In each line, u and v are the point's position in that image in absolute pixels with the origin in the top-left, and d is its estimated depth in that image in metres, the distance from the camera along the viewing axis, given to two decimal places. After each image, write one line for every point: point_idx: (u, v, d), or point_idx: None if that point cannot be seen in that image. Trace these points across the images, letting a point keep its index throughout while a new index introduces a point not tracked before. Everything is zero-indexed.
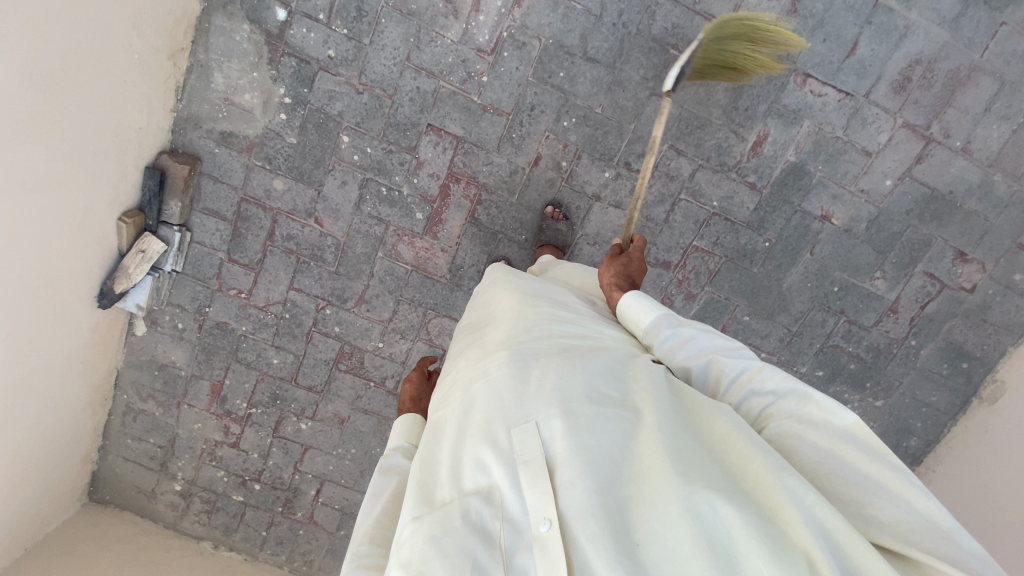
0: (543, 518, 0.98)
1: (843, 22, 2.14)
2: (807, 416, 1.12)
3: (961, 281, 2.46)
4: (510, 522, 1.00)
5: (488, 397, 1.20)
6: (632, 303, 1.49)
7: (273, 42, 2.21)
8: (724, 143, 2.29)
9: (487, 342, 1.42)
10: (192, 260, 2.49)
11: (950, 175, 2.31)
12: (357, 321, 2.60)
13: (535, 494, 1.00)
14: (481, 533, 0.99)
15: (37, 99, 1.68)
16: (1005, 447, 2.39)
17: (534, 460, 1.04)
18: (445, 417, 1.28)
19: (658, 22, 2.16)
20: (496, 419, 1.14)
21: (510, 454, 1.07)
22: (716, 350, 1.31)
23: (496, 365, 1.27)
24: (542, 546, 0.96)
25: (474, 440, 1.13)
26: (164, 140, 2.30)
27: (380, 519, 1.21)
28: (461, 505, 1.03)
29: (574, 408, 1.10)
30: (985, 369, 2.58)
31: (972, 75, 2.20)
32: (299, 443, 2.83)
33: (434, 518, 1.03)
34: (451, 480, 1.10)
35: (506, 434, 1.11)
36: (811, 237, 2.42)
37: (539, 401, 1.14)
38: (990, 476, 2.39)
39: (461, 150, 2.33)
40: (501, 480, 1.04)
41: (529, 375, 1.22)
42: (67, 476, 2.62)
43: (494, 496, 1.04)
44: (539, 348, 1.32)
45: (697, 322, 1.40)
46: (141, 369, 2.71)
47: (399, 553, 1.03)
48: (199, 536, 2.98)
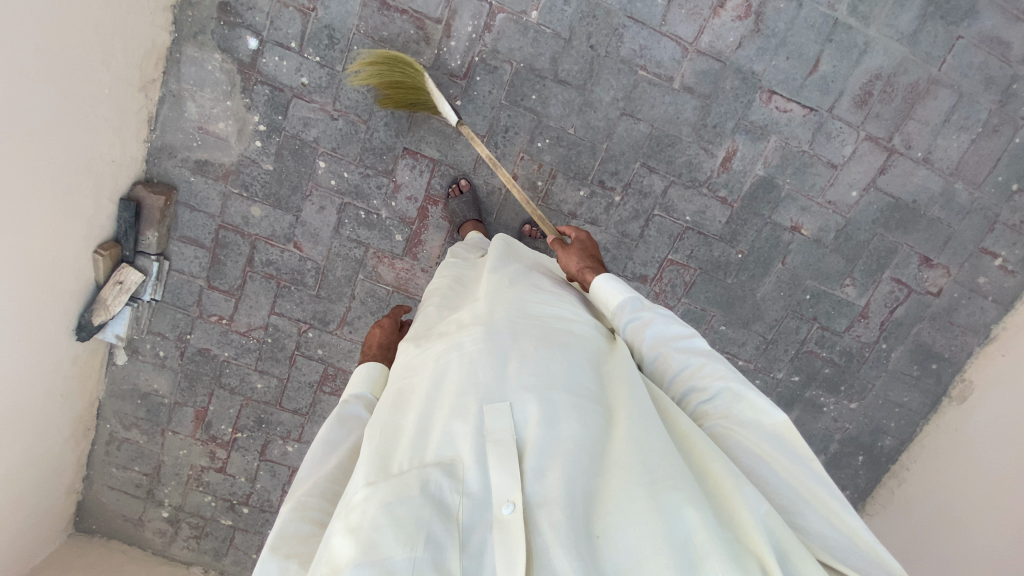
0: (506, 501, 1.01)
1: (805, 40, 2.19)
2: (739, 416, 1.16)
3: (927, 285, 2.53)
4: (470, 498, 1.02)
5: (460, 372, 1.22)
6: (603, 285, 1.51)
7: (245, 71, 2.21)
8: (694, 160, 2.35)
9: (461, 316, 1.45)
10: (171, 288, 2.49)
11: (913, 184, 2.38)
12: (340, 343, 2.62)
13: (501, 475, 1.03)
14: (441, 506, 0.99)
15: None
16: (984, 445, 2.44)
17: (504, 440, 1.07)
18: (410, 388, 1.27)
19: (626, 44, 2.20)
20: (467, 395, 1.15)
21: (480, 431, 1.08)
22: (668, 340, 1.34)
23: (470, 339, 1.29)
24: (503, 527, 0.98)
25: (443, 412, 1.14)
26: (139, 171, 2.30)
27: (331, 476, 1.20)
28: (422, 475, 1.03)
29: (548, 396, 1.14)
30: (954, 369, 2.65)
31: (931, 88, 2.25)
32: (286, 466, 2.84)
33: (391, 485, 1.01)
34: (410, 449, 1.10)
35: (477, 410, 1.12)
36: (782, 248, 2.48)
37: (513, 384, 1.17)
38: (961, 472, 2.49)
39: (438, 172, 2.36)
40: (468, 456, 1.06)
41: (503, 355, 1.24)
42: (52, 507, 2.61)
43: (456, 470, 1.05)
44: (516, 328, 1.33)
45: (660, 308, 1.44)
46: (124, 398, 2.69)
47: (348, 515, 0.99)
48: (188, 561, 2.98)
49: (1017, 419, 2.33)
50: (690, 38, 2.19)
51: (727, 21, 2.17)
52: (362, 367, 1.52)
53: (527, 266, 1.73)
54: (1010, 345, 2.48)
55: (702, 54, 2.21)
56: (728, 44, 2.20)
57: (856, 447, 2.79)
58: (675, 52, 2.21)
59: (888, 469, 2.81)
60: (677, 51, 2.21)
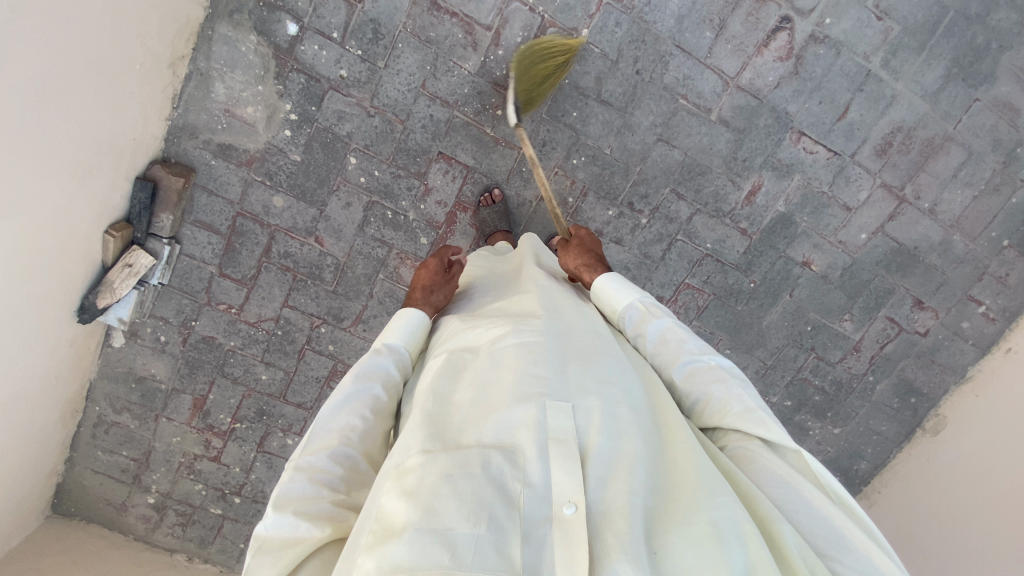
0: (568, 501, 0.92)
1: (838, 87, 2.28)
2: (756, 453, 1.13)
3: (916, 325, 2.70)
4: (531, 491, 0.93)
5: (519, 358, 1.14)
6: (608, 291, 1.53)
7: (281, 56, 2.12)
8: (721, 191, 2.42)
9: (511, 310, 1.38)
10: (179, 272, 2.39)
11: (917, 232, 2.53)
12: (353, 340, 2.58)
13: (563, 474, 0.94)
14: (501, 490, 0.91)
15: (17, 112, 1.53)
16: (959, 479, 2.60)
17: (567, 440, 0.98)
18: (466, 368, 1.20)
19: (670, 72, 2.23)
20: (529, 384, 1.07)
21: (541, 424, 1.00)
22: (668, 361, 1.35)
23: (529, 333, 1.21)
24: (564, 527, 0.89)
25: (501, 398, 1.06)
26: (156, 150, 2.18)
27: (347, 436, 1.17)
28: (482, 455, 0.96)
29: (612, 404, 1.07)
30: (930, 404, 2.85)
31: (945, 144, 2.39)
32: (284, 458, 2.79)
33: (450, 456, 0.96)
34: (471, 427, 1.03)
35: (540, 402, 1.03)
36: (792, 281, 2.60)
37: (577, 382, 1.10)
38: (928, 494, 2.71)
39: (471, 179, 2.34)
40: (529, 446, 0.97)
41: (563, 355, 1.17)
42: (35, 489, 2.49)
43: (516, 457, 0.97)
44: (571, 333, 1.27)
45: (661, 320, 1.42)
46: (117, 381, 2.58)
47: (400, 480, 0.95)
48: (171, 549, 2.88)
49: (984, 463, 2.51)
50: (732, 73, 2.24)
51: (769, 60, 2.23)
52: (405, 313, 1.50)
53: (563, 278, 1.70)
54: (985, 387, 2.68)
55: (741, 90, 2.27)
56: (767, 83, 2.26)
57: (834, 469, 2.98)
58: (716, 85, 2.26)
59: (860, 490, 3.03)
60: (718, 84, 2.26)
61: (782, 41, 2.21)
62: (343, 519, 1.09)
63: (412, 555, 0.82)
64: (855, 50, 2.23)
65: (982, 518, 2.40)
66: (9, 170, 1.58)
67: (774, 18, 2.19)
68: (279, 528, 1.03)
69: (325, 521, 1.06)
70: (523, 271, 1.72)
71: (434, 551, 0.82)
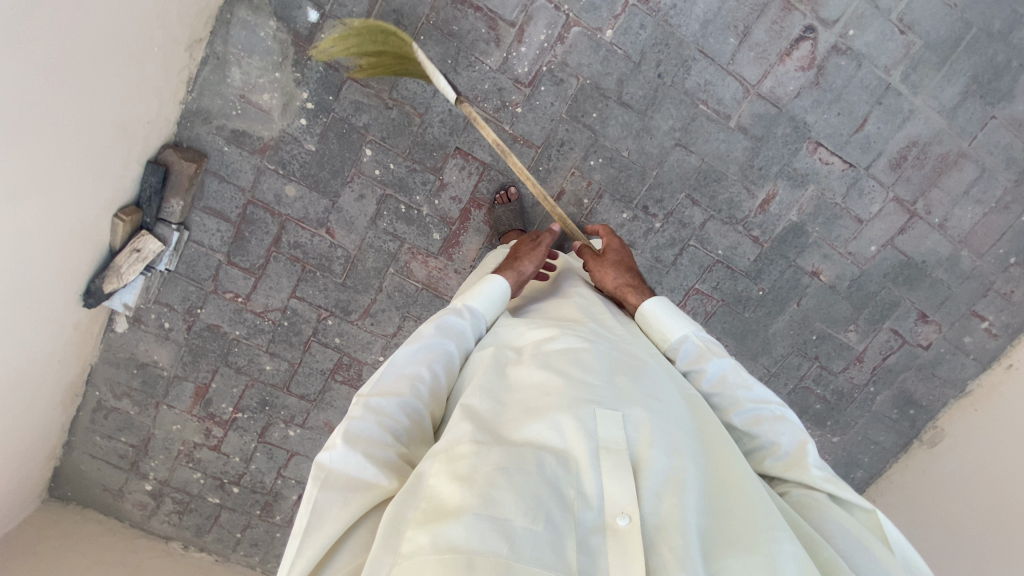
0: (622, 512, 0.93)
1: (857, 99, 2.28)
2: (821, 499, 1.19)
3: (919, 338, 2.73)
4: (583, 498, 0.95)
5: (568, 367, 1.18)
6: (666, 321, 1.55)
7: (301, 43, 2.09)
8: (735, 198, 2.42)
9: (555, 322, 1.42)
10: (186, 259, 2.35)
11: (925, 246, 2.55)
12: (360, 334, 2.56)
13: (616, 483, 0.96)
14: (555, 491, 0.93)
15: (29, 87, 1.50)
16: (958, 491, 2.59)
17: (619, 450, 1.01)
18: (511, 370, 1.24)
19: (692, 77, 2.23)
20: (581, 393, 1.09)
21: (593, 432, 1.02)
22: (736, 403, 1.38)
23: (578, 346, 1.25)
24: (618, 538, 0.91)
25: (554, 403, 1.08)
26: (169, 133, 2.14)
27: (414, 393, 1.21)
28: (536, 455, 0.97)
29: (660, 420, 1.10)
30: (929, 416, 2.88)
31: (958, 160, 2.40)
32: (284, 450, 2.76)
33: (503, 450, 0.98)
34: (521, 427, 1.05)
35: (592, 411, 1.06)
36: (800, 290, 2.61)
37: (626, 396, 1.12)
38: (927, 499, 2.72)
39: (486, 176, 2.33)
40: (583, 453, 0.99)
41: (610, 368, 1.20)
42: (32, 473, 2.45)
43: (570, 462, 0.98)
44: (615, 348, 1.31)
45: (723, 359, 1.44)
46: (118, 366, 2.54)
47: (454, 472, 0.96)
48: (167, 536, 2.84)
49: (983, 470, 2.52)
50: (753, 81, 2.24)
51: (790, 69, 2.23)
52: (491, 280, 1.59)
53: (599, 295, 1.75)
54: (984, 402, 2.71)
55: (762, 98, 2.27)
56: (788, 92, 2.26)
57: None
58: (737, 92, 2.25)
59: None
60: (739, 91, 2.25)
61: (804, 50, 2.21)
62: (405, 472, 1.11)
63: (469, 537, 0.84)
64: (876, 62, 2.24)
65: (981, 523, 2.40)
66: (21, 147, 1.55)
67: (798, 27, 2.18)
68: (349, 470, 1.05)
69: (390, 469, 1.08)
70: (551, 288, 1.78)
71: (491, 538, 0.84)
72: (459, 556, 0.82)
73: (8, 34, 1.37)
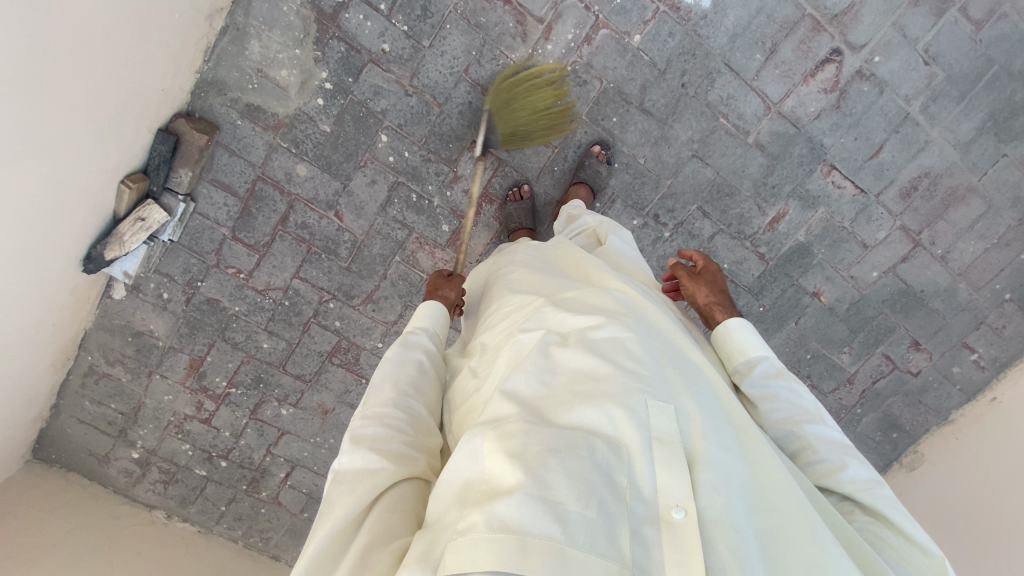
0: (676, 505, 0.91)
1: (875, 126, 2.29)
2: (888, 538, 1.12)
3: (910, 365, 2.78)
4: (635, 488, 0.93)
5: (615, 351, 1.11)
6: (747, 336, 1.45)
7: (323, 22, 2.05)
8: (746, 214, 2.43)
9: (599, 296, 1.35)
10: (190, 231, 2.32)
11: (925, 276, 2.59)
12: (360, 319, 2.55)
13: (670, 475, 0.94)
14: (608, 480, 0.91)
15: (44, 45, 1.45)
16: (958, 508, 2.49)
17: (672, 441, 0.97)
18: (556, 348, 1.17)
19: (715, 89, 2.22)
20: (631, 379, 1.05)
21: (645, 422, 0.98)
22: (801, 420, 1.31)
23: (625, 324, 1.18)
24: (672, 529, 0.89)
25: (604, 387, 1.03)
26: (182, 102, 2.10)
27: (404, 394, 1.27)
28: (587, 440, 0.94)
29: (710, 414, 1.05)
30: (910, 440, 2.94)
31: (966, 195, 2.43)
32: (275, 428, 2.76)
33: (552, 432, 0.95)
34: (568, 409, 1.01)
35: (644, 400, 1.01)
36: (799, 309, 2.64)
37: (676, 385, 1.07)
38: (916, 503, 2.74)
39: (501, 172, 2.31)
40: (635, 442, 0.96)
41: (660, 353, 1.14)
42: (19, 433, 2.41)
43: (622, 450, 0.95)
44: (662, 329, 1.25)
45: (793, 379, 1.39)
46: (113, 333, 2.51)
47: (504, 451, 0.95)
48: (151, 505, 2.80)
49: (971, 481, 2.51)
50: (776, 99, 2.24)
51: (813, 90, 2.23)
52: (430, 301, 1.64)
53: (648, 278, 1.72)
54: (965, 430, 2.76)
55: (782, 117, 2.27)
56: (808, 113, 2.27)
57: None
58: (758, 109, 2.25)
59: None
60: (760, 108, 2.25)
61: (829, 73, 2.21)
62: (412, 458, 1.14)
63: (522, 517, 0.84)
64: (898, 91, 2.24)
65: (958, 526, 2.43)
66: (29, 105, 1.50)
67: (825, 48, 2.18)
68: (352, 463, 1.10)
69: (395, 457, 1.12)
70: (579, 263, 1.66)
71: (544, 520, 0.84)
72: (513, 537, 0.82)
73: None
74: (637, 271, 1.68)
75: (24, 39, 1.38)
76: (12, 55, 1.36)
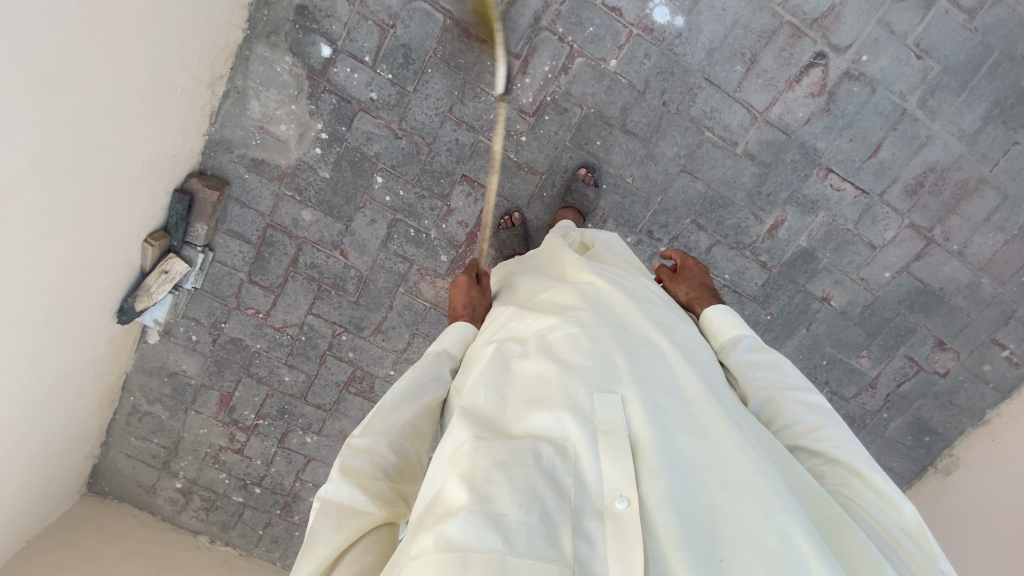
0: (619, 495, 0.91)
1: (870, 125, 2.24)
2: (859, 498, 1.07)
3: (936, 365, 2.65)
4: (582, 486, 0.94)
5: (566, 352, 1.14)
6: (725, 314, 1.51)
7: (314, 77, 2.20)
8: (742, 224, 2.40)
9: (562, 298, 1.39)
10: (211, 278, 2.51)
11: (943, 273, 2.47)
12: (371, 349, 2.67)
13: (614, 467, 0.93)
14: (553, 483, 0.93)
15: (64, 136, 1.62)
16: (1009, 514, 2.31)
17: (617, 432, 0.97)
18: (515, 362, 1.20)
19: (698, 105, 2.23)
20: (574, 376, 1.07)
21: (589, 416, 1.00)
22: (782, 387, 1.29)
23: (577, 323, 1.21)
24: (615, 521, 0.89)
25: (551, 389, 1.06)
26: (194, 163, 2.29)
27: (404, 427, 1.23)
28: (533, 445, 0.97)
29: (660, 401, 1.04)
30: (945, 444, 2.78)
31: (979, 187, 2.32)
32: (302, 455, 2.91)
33: (502, 445, 0.98)
34: (521, 418, 1.04)
35: (587, 398, 1.03)
36: (809, 315, 2.57)
37: (623, 373, 1.07)
38: (959, 498, 2.61)
39: (492, 202, 2.39)
40: (580, 439, 0.97)
41: (611, 345, 1.15)
42: (74, 470, 2.66)
43: (568, 449, 0.97)
44: (619, 321, 1.25)
45: (780, 353, 1.40)
46: (151, 374, 2.74)
47: (458, 464, 0.98)
48: (195, 531, 3.01)
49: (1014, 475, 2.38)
50: (761, 108, 2.23)
51: (800, 96, 2.21)
52: (459, 328, 1.55)
53: (626, 262, 1.75)
54: (1001, 431, 2.60)
55: (770, 125, 2.25)
56: (797, 118, 2.24)
57: None
58: (744, 119, 2.24)
59: None
60: (746, 118, 2.24)
61: (815, 77, 2.18)
62: (395, 506, 1.14)
63: (467, 535, 0.85)
64: (891, 88, 2.19)
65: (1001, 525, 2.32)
66: (57, 187, 1.68)
67: (809, 53, 2.15)
68: (340, 497, 1.09)
69: (382, 504, 1.11)
70: (563, 259, 1.69)
71: (488, 535, 0.85)
72: (457, 555, 0.83)
73: (47, 96, 1.51)
74: (621, 265, 1.69)
75: (42, 138, 1.54)
76: (38, 148, 1.54)
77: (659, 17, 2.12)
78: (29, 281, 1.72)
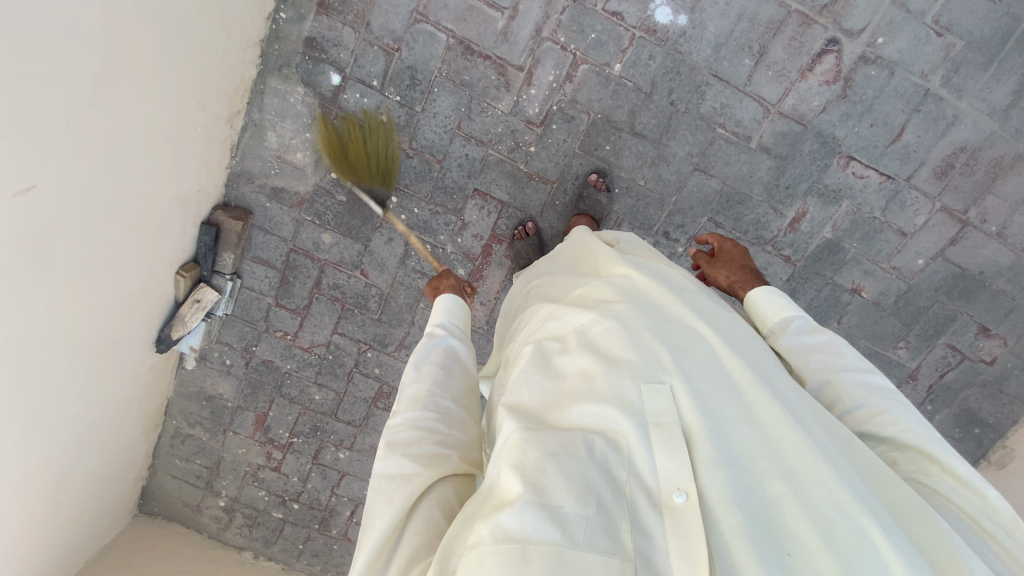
0: (677, 489, 0.90)
1: (892, 109, 2.15)
2: (934, 484, 1.04)
3: (981, 353, 2.52)
4: (637, 479, 0.93)
5: (607, 343, 1.11)
6: (771, 297, 1.47)
7: (326, 105, 2.27)
8: (762, 219, 2.35)
9: (596, 290, 1.36)
10: (241, 303, 2.61)
11: (983, 256, 2.35)
12: (397, 364, 2.72)
13: (670, 461, 0.92)
14: (607, 477, 0.92)
15: (97, 179, 1.71)
16: None
17: (669, 424, 0.95)
18: (553, 356, 1.17)
19: (707, 101, 2.20)
20: (619, 367, 1.04)
21: (639, 409, 0.98)
22: (838, 368, 1.26)
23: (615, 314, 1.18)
24: (674, 516, 0.88)
25: (594, 382, 1.04)
26: (218, 196, 2.40)
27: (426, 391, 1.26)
28: (584, 437, 0.96)
29: (710, 391, 1.01)
30: (997, 435, 2.63)
31: (1015, 164, 2.21)
32: (336, 470, 2.98)
33: (551, 437, 0.96)
34: (567, 410, 1.02)
35: (635, 390, 1.00)
36: (840, 308, 2.48)
37: (668, 363, 1.04)
38: (1016, 491, 2.47)
39: (506, 214, 2.40)
40: (631, 432, 0.95)
41: (653, 334, 1.11)
42: (125, 492, 2.81)
43: (620, 442, 0.95)
44: (658, 309, 1.21)
45: (834, 333, 1.36)
46: (190, 398, 2.86)
47: (508, 455, 0.98)
48: (240, 547, 3.12)
49: None
50: (774, 100, 2.18)
51: (814, 85, 2.15)
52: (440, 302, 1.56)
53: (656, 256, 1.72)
54: None
55: (784, 116, 2.20)
56: (812, 108, 2.18)
57: None
58: (757, 113, 2.20)
59: None
60: (759, 111, 2.19)
61: (828, 64, 2.12)
62: (445, 458, 1.13)
63: (524, 526, 0.85)
64: (912, 69, 2.10)
65: None
66: (92, 228, 1.77)
67: (820, 41, 2.10)
68: (386, 468, 1.11)
69: (431, 461, 1.12)
70: (595, 254, 1.66)
71: (546, 526, 0.85)
72: (515, 544, 0.84)
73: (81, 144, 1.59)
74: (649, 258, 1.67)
75: (79, 182, 1.63)
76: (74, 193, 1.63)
77: (662, 17, 2.10)
78: (71, 317, 1.82)
